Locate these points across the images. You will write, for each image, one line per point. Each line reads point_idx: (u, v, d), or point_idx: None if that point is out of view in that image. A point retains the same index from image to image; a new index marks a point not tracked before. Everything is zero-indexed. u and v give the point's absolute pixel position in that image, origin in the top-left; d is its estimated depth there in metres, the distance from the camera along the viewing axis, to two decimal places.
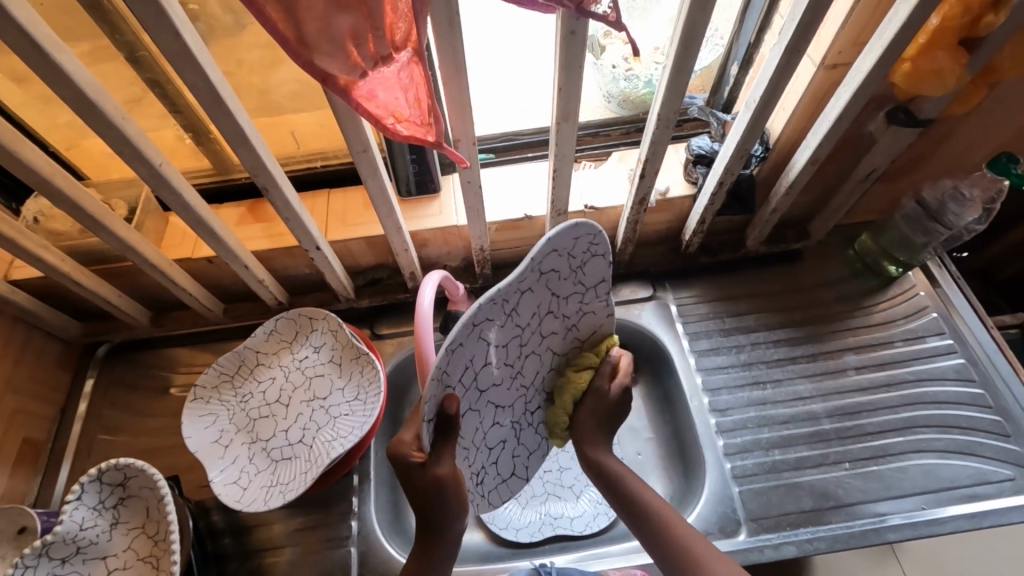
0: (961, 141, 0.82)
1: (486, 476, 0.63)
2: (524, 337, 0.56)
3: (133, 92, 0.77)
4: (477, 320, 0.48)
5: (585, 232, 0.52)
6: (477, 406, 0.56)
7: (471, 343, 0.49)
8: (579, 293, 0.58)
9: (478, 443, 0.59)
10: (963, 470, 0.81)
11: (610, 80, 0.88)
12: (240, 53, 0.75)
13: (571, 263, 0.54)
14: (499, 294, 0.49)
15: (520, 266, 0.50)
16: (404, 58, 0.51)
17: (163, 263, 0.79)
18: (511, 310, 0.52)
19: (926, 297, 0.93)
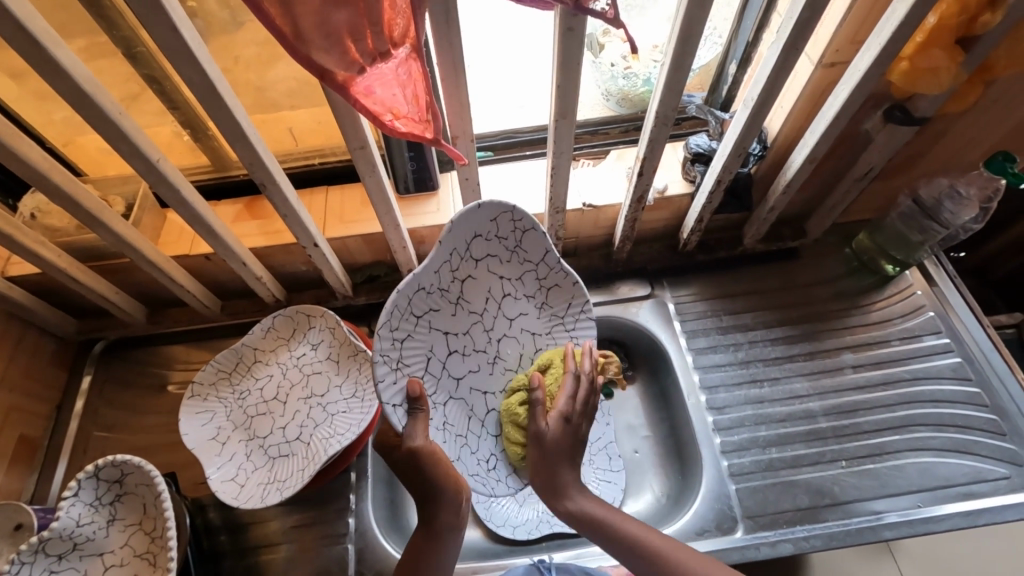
0: (957, 141, 0.82)
1: (499, 465, 0.69)
2: (486, 321, 0.69)
3: (131, 89, 0.78)
4: (415, 305, 0.60)
5: (497, 209, 0.64)
6: (459, 393, 0.66)
7: (416, 330, 0.61)
8: (528, 269, 0.71)
9: (476, 431, 0.68)
10: (959, 469, 0.81)
11: (609, 78, 0.88)
12: (238, 49, 0.75)
13: (504, 244, 0.68)
14: (425, 280, 0.61)
15: (450, 254, 0.63)
16: (402, 54, 0.51)
17: (160, 260, 0.79)
18: (456, 298, 0.65)
19: (923, 296, 0.93)
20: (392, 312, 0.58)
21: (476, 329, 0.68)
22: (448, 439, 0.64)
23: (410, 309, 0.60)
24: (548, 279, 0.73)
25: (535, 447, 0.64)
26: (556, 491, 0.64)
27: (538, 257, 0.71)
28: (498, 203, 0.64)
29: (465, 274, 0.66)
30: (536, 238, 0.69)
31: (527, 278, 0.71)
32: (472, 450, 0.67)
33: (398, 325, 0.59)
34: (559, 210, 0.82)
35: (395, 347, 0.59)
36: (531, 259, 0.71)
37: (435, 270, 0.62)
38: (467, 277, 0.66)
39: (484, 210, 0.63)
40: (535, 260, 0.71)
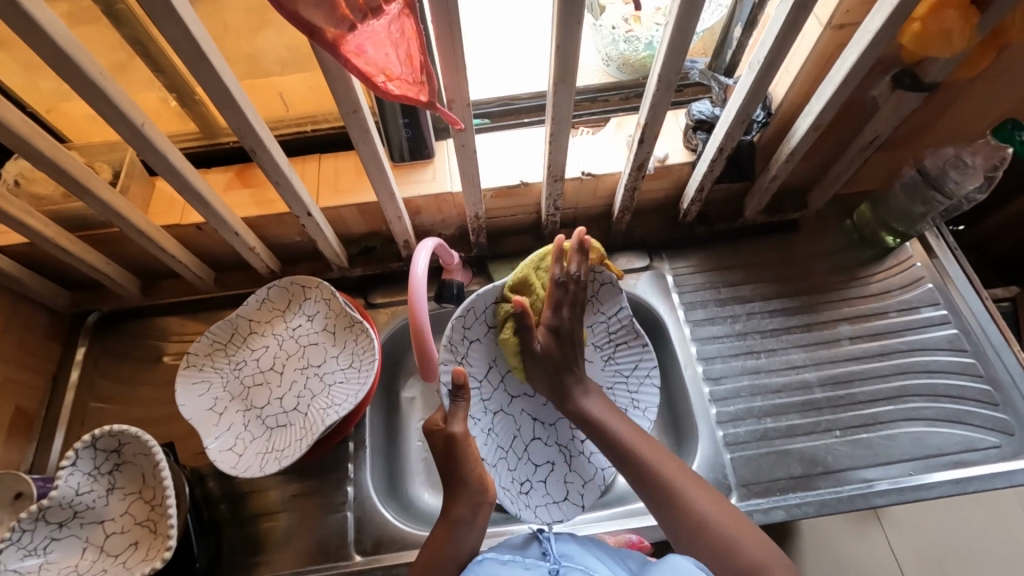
0: (966, 108, 0.80)
1: (533, 489, 0.78)
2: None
3: (119, 56, 0.76)
4: (489, 314, 0.73)
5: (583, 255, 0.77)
6: (509, 409, 0.79)
7: (485, 336, 0.74)
8: (600, 321, 0.82)
9: (517, 452, 0.79)
10: (951, 438, 0.82)
11: (609, 42, 0.86)
12: (225, 14, 0.73)
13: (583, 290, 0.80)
14: (506, 297, 0.74)
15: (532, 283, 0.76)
16: (394, 10, 0.50)
17: (150, 230, 0.77)
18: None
19: (922, 268, 0.93)
20: (468, 311, 0.71)
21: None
22: (489, 443, 0.75)
23: (486, 316, 0.74)
24: (618, 335, 0.84)
25: (539, 362, 0.72)
26: (560, 393, 0.72)
27: (611, 310, 0.82)
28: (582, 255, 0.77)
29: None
30: (611, 292, 0.80)
31: (598, 326, 0.82)
32: (507, 468, 0.77)
33: (471, 325, 0.72)
34: (557, 178, 0.80)
35: (465, 342, 0.72)
36: (605, 310, 0.82)
37: (516, 291, 0.75)
38: None
39: None
40: (609, 314, 0.82)
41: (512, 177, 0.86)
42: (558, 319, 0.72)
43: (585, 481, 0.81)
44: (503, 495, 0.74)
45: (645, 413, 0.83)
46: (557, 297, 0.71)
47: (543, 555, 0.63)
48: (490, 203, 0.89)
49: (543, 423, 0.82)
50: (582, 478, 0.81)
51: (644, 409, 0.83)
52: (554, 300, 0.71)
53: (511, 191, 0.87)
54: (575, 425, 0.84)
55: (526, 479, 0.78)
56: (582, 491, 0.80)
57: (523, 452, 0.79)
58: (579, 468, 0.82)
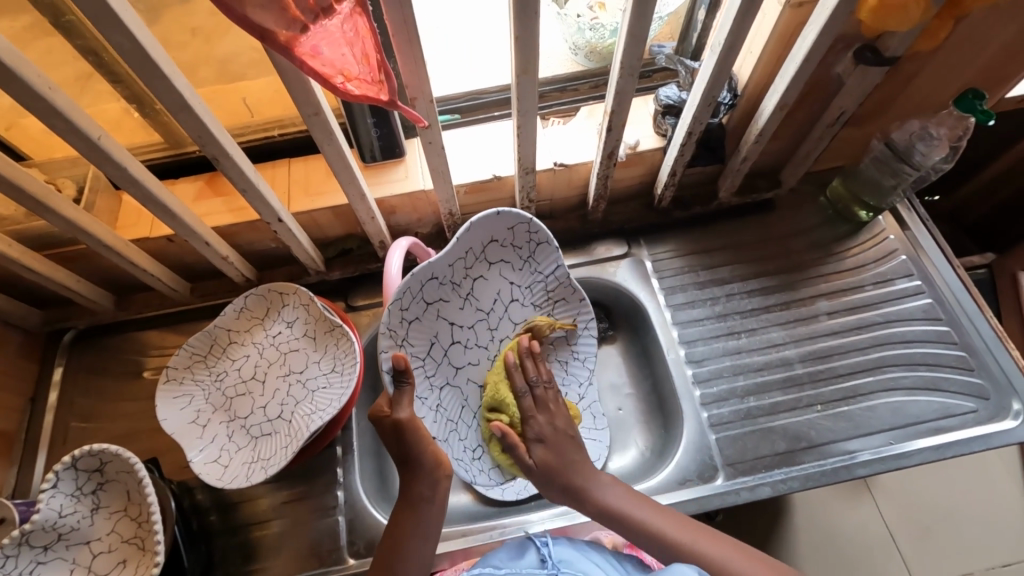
0: (928, 80, 0.81)
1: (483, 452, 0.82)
2: (492, 320, 0.83)
3: (77, 70, 0.78)
4: (426, 292, 0.74)
5: (516, 220, 0.77)
6: (455, 380, 0.81)
7: (424, 315, 0.75)
8: (538, 280, 0.85)
9: (466, 421, 0.81)
10: (929, 406, 0.83)
11: (575, 31, 0.85)
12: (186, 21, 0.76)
13: (518, 253, 0.82)
14: (440, 272, 0.75)
15: (467, 251, 0.77)
16: (346, 8, 0.49)
17: (119, 245, 0.76)
18: (466, 294, 0.80)
19: (895, 241, 0.94)
20: (405, 293, 0.71)
21: (481, 325, 0.83)
22: (439, 419, 0.78)
23: (422, 294, 0.74)
24: (556, 292, 0.86)
25: (535, 476, 0.71)
26: (571, 493, 0.69)
27: (548, 269, 0.84)
28: (513, 216, 0.77)
29: (477, 273, 0.80)
30: (548, 251, 0.83)
31: (536, 287, 0.85)
32: (459, 437, 0.80)
33: (409, 307, 0.73)
34: (529, 171, 0.80)
35: (404, 325, 0.73)
36: (542, 270, 0.84)
37: (449, 264, 0.75)
38: (478, 277, 0.80)
39: (502, 219, 0.76)
40: (545, 273, 0.85)
41: (484, 172, 0.85)
42: (535, 423, 0.73)
43: None
44: (457, 464, 0.78)
45: (585, 364, 0.89)
46: (527, 403, 0.75)
47: (540, 560, 0.67)
48: (464, 199, 0.89)
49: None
50: None
51: (582, 359, 0.89)
52: (526, 409, 0.75)
53: (484, 186, 0.87)
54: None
55: (477, 445, 0.82)
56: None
57: (471, 420, 0.82)
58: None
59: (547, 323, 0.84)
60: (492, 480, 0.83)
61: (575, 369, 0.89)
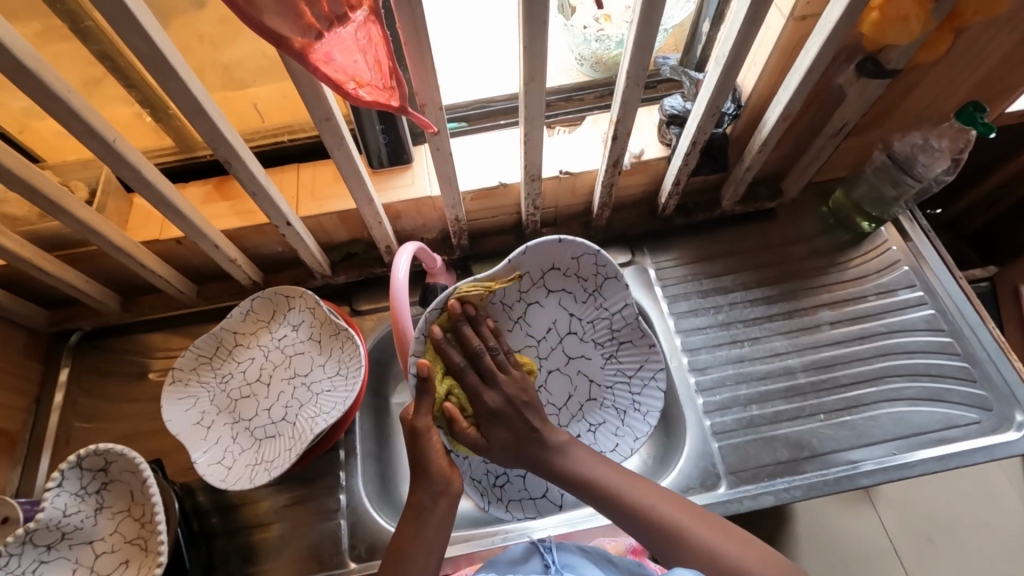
0: (929, 92, 0.82)
1: (510, 481, 0.80)
2: (543, 349, 0.79)
3: (92, 74, 0.76)
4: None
5: (579, 250, 0.71)
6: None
7: None
8: (602, 317, 0.79)
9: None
10: (932, 416, 0.84)
11: (581, 41, 0.87)
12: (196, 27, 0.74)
13: (583, 285, 0.76)
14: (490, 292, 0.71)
15: (524, 276, 0.73)
16: (360, 17, 0.50)
17: (128, 245, 0.77)
18: (517, 317, 0.76)
19: (898, 251, 0.95)
20: None
21: (530, 352, 0.79)
22: None
23: None
24: (622, 332, 0.80)
25: (501, 454, 0.67)
26: (533, 462, 0.67)
27: (615, 307, 0.78)
28: (579, 245, 0.71)
29: (533, 299, 0.75)
30: (615, 287, 0.76)
31: (600, 323, 0.79)
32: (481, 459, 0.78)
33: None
34: (535, 178, 0.81)
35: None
36: (608, 307, 0.78)
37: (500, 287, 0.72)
38: (533, 303, 0.76)
39: (565, 247, 0.71)
40: (612, 310, 0.78)
41: (490, 179, 0.86)
42: (489, 399, 0.66)
43: None
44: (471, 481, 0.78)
45: (646, 417, 0.82)
46: (473, 378, 0.66)
47: (544, 567, 0.67)
48: (470, 206, 0.90)
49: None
50: None
51: (639, 407, 0.83)
52: (473, 385, 0.66)
53: (490, 193, 0.88)
54: (565, 421, 0.83)
55: (502, 473, 0.80)
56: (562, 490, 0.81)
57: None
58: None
59: (475, 288, 0.66)
60: (511, 511, 0.81)
61: (632, 421, 0.83)
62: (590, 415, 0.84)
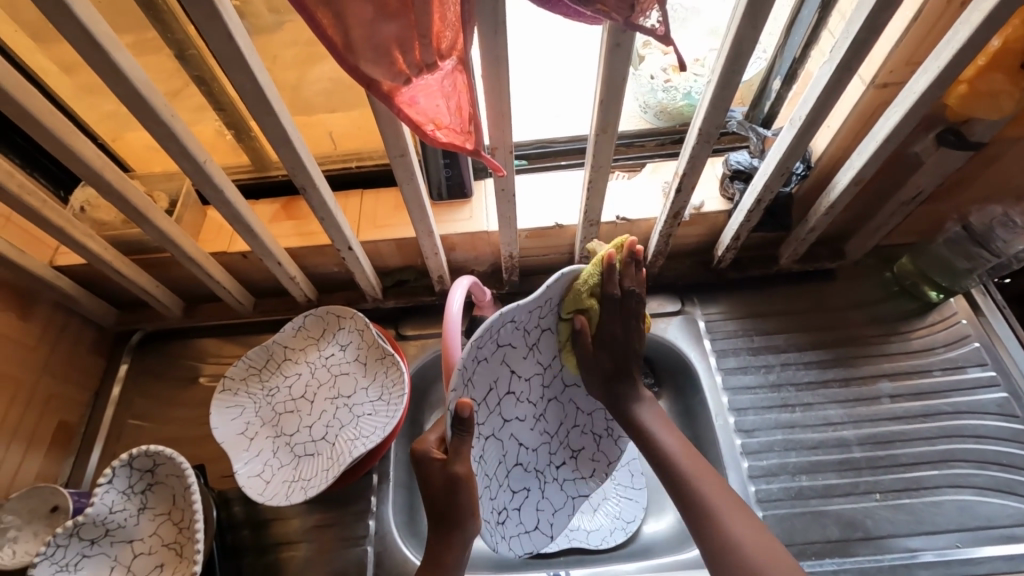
0: (1014, 166, 0.78)
1: (508, 517, 0.71)
2: (547, 376, 0.69)
3: (176, 83, 0.80)
4: (501, 336, 0.60)
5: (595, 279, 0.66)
6: (501, 434, 0.66)
7: (493, 356, 0.61)
8: None
9: (500, 479, 0.68)
10: (1002, 510, 0.77)
11: (647, 90, 0.87)
12: (280, 49, 0.77)
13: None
14: (518, 316, 0.61)
15: (545, 303, 0.63)
16: (448, 66, 0.51)
17: (200, 257, 0.81)
18: (532, 345, 0.65)
19: (967, 325, 0.90)
20: (486, 331, 0.57)
21: (536, 381, 0.68)
22: (480, 475, 0.63)
23: (497, 336, 0.60)
24: None
25: (596, 379, 0.68)
26: (616, 396, 0.68)
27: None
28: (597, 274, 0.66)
29: (547, 326, 0.66)
30: None
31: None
32: (490, 495, 0.66)
33: (483, 345, 0.58)
34: (593, 223, 0.81)
35: (475, 364, 0.58)
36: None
37: (528, 309, 0.62)
38: (548, 329, 0.66)
39: (588, 276, 0.65)
40: None
41: (547, 219, 0.87)
42: (612, 334, 0.66)
43: (554, 508, 0.77)
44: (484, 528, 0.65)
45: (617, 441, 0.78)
46: (616, 313, 0.65)
47: None
48: (525, 243, 0.91)
49: (528, 450, 0.71)
50: (553, 507, 0.76)
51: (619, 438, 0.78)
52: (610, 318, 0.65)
53: (545, 232, 0.89)
54: (553, 452, 0.75)
55: (504, 506, 0.70)
56: (551, 519, 0.77)
57: (503, 479, 0.69)
58: (550, 496, 0.76)
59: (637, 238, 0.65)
60: (512, 548, 0.72)
61: (606, 446, 0.78)
62: (573, 444, 0.77)
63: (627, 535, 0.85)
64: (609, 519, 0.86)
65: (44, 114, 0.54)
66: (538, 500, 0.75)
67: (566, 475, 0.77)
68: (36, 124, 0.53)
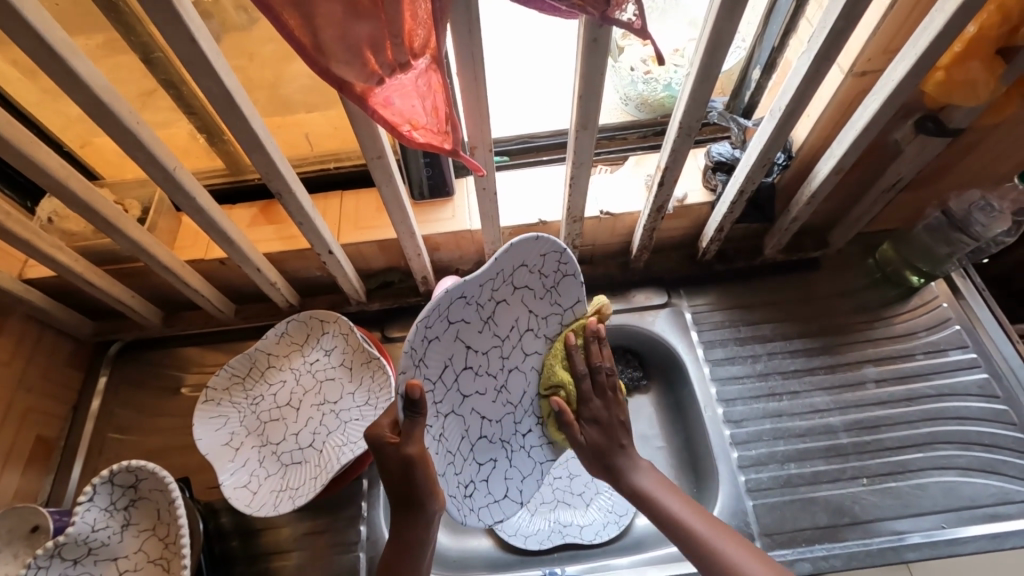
0: (990, 151, 0.79)
1: (475, 490, 0.70)
2: (506, 348, 0.68)
3: (144, 86, 0.77)
4: (452, 312, 0.60)
5: (548, 246, 0.65)
6: (461, 410, 0.65)
7: (446, 333, 0.61)
8: (556, 313, 0.72)
9: (464, 453, 0.67)
10: (985, 490, 0.79)
11: (628, 82, 0.86)
12: (251, 48, 0.74)
13: (543, 281, 0.68)
14: (467, 290, 0.60)
15: (495, 275, 0.63)
16: (422, 65, 0.49)
17: (176, 266, 0.79)
18: (487, 318, 0.65)
19: (949, 309, 0.91)
20: (433, 308, 0.57)
21: (494, 353, 0.68)
22: (441, 451, 0.63)
23: (447, 312, 0.59)
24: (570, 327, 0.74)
25: (587, 455, 0.72)
26: (613, 472, 0.71)
27: (568, 304, 0.72)
28: (550, 242, 0.65)
29: (501, 297, 0.65)
30: (571, 285, 0.70)
31: (552, 320, 0.72)
32: (453, 471, 0.66)
33: (432, 324, 0.58)
34: (577, 219, 0.81)
35: (424, 344, 0.58)
36: (562, 304, 0.72)
37: (478, 284, 0.61)
38: (502, 301, 0.66)
39: (539, 243, 0.64)
40: (564, 305, 0.72)
41: (531, 216, 0.86)
42: (594, 407, 0.73)
43: (523, 476, 0.75)
44: (451, 504, 0.65)
45: None
46: (588, 386, 0.72)
47: None
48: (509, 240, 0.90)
49: (491, 422, 0.70)
50: (521, 474, 0.75)
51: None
52: (585, 391, 0.72)
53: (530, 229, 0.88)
54: (520, 420, 0.74)
55: (470, 480, 0.69)
56: (519, 487, 0.75)
57: (467, 452, 0.68)
58: (519, 464, 0.74)
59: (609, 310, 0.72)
60: (482, 520, 0.71)
61: None
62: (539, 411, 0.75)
63: (620, 529, 0.85)
64: (602, 514, 0.87)
65: (3, 124, 0.51)
66: (507, 470, 0.73)
67: (534, 443, 0.75)
68: None
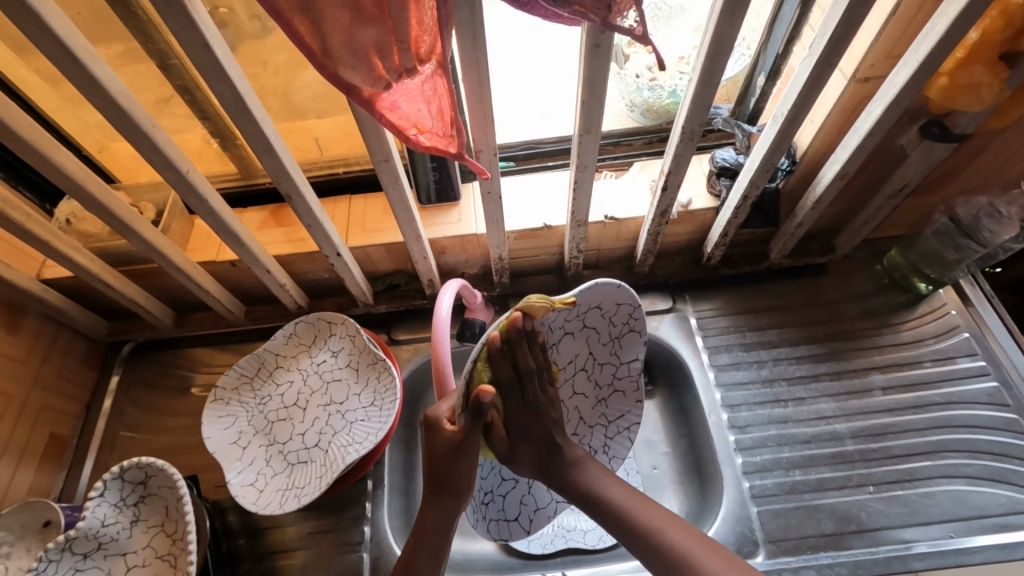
0: (997, 157, 0.79)
1: (492, 499, 0.74)
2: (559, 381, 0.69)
3: (160, 93, 0.79)
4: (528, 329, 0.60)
5: (625, 297, 0.65)
6: None
7: None
8: (611, 364, 0.72)
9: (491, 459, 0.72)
10: (994, 499, 0.78)
11: (633, 89, 0.87)
12: (264, 56, 0.76)
13: (609, 329, 0.68)
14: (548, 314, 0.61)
15: (573, 310, 0.63)
16: (428, 70, 0.50)
17: (188, 267, 0.80)
18: (554, 345, 0.65)
19: (957, 316, 0.90)
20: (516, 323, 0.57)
21: None
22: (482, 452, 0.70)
23: None
24: (619, 381, 0.74)
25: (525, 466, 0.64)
26: (549, 472, 0.64)
27: (625, 359, 0.72)
28: (629, 295, 0.65)
29: (571, 330, 0.66)
30: (633, 341, 0.71)
31: (605, 368, 0.73)
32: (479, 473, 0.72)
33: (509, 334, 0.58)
34: (581, 223, 0.81)
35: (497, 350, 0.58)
36: (620, 357, 0.72)
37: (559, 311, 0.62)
38: (572, 333, 0.66)
39: (619, 291, 0.64)
40: (621, 360, 0.72)
41: (536, 220, 0.87)
42: (522, 418, 0.63)
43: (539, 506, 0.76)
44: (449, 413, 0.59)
45: (611, 462, 0.77)
46: (517, 397, 0.61)
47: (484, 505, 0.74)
48: (514, 244, 0.91)
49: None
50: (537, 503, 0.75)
51: (610, 458, 0.77)
52: (514, 403, 0.61)
53: (534, 233, 0.89)
54: None
55: (490, 489, 0.74)
56: (533, 514, 0.76)
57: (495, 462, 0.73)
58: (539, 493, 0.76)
59: (544, 302, 0.56)
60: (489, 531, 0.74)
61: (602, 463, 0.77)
62: None
63: None
64: None
65: (24, 126, 0.53)
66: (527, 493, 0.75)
67: None
68: (17, 138, 0.53)
